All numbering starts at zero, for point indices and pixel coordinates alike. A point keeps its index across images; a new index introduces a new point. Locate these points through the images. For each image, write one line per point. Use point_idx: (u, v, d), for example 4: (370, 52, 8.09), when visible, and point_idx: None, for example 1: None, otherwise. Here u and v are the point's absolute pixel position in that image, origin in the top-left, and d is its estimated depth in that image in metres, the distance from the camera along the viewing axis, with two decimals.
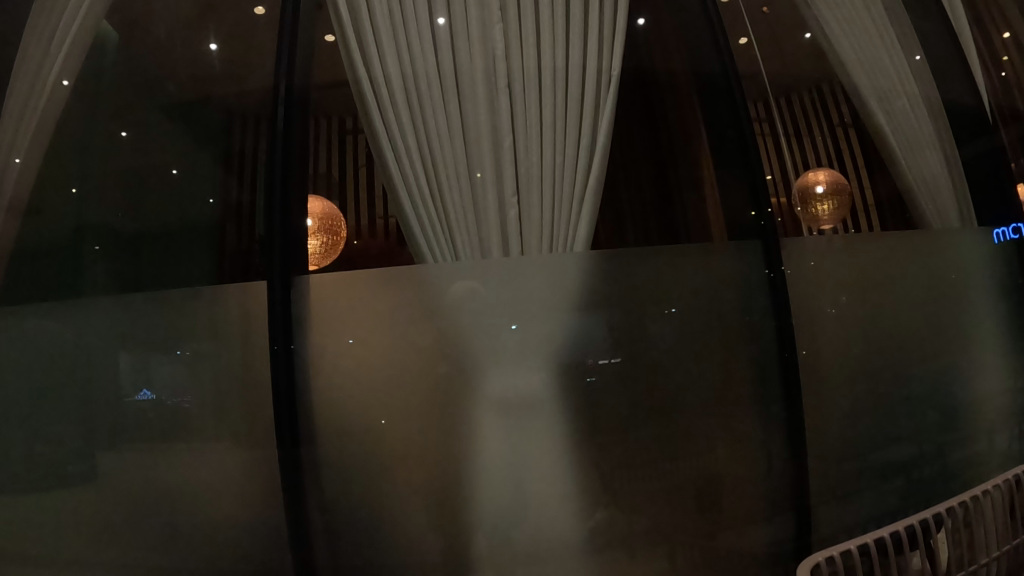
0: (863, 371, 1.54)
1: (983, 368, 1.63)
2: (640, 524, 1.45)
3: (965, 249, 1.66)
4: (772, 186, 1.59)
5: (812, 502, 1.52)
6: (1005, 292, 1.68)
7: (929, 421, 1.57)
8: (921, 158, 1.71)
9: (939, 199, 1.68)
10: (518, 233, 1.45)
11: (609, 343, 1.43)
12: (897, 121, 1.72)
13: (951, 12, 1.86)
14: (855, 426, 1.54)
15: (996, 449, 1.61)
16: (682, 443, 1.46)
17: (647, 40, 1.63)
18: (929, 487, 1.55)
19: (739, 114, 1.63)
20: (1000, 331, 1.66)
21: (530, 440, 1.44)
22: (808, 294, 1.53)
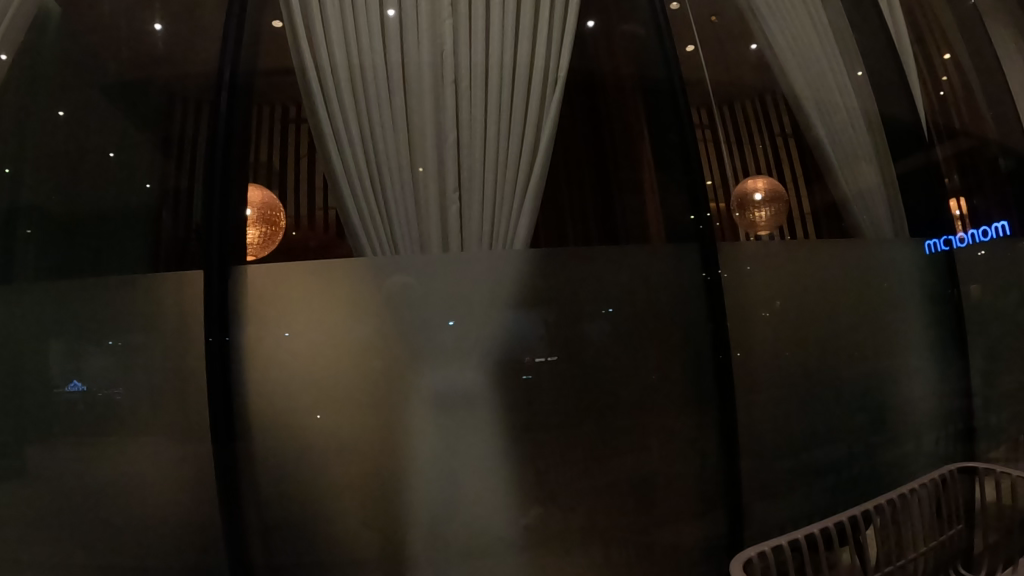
0: (792, 374, 1.56)
1: (913, 373, 1.67)
2: (577, 519, 1.46)
3: (896, 257, 1.71)
4: (712, 192, 1.60)
5: (745, 501, 1.54)
6: (935, 302, 1.73)
7: (857, 422, 1.61)
8: (857, 170, 1.76)
9: (872, 212, 1.73)
10: (458, 228, 1.45)
11: (549, 339, 1.44)
12: (835, 134, 1.77)
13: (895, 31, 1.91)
14: (790, 426, 1.56)
15: (924, 449, 1.66)
16: (615, 441, 1.47)
17: (594, 42, 1.65)
18: (857, 487, 1.59)
19: (684, 119, 1.64)
20: (930, 338, 1.71)
21: (467, 434, 1.43)
22: (743, 298, 1.54)
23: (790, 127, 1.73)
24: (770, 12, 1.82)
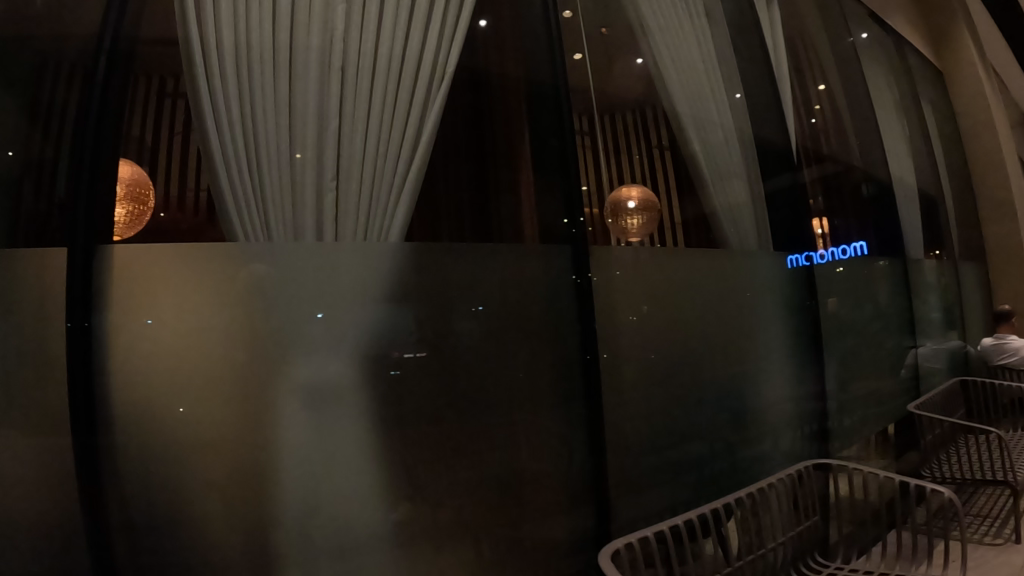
0: (650, 374, 1.67)
1: (770, 377, 1.91)
2: (446, 515, 1.43)
3: (762, 269, 1.93)
4: (587, 196, 1.67)
5: (611, 497, 1.60)
6: (791, 312, 1.99)
7: (720, 419, 1.78)
8: (728, 186, 1.92)
9: (741, 227, 1.92)
10: (334, 216, 1.41)
11: (416, 335, 1.43)
12: (710, 152, 1.92)
13: (776, 61, 2.16)
14: (650, 425, 1.66)
15: (779, 446, 1.91)
16: (483, 435, 1.48)
17: (486, 40, 1.66)
18: (717, 481, 1.77)
19: (566, 124, 1.68)
20: (784, 346, 1.96)
21: (336, 429, 1.36)
22: (612, 300, 1.63)
23: (667, 142, 1.84)
24: (660, 28, 1.90)
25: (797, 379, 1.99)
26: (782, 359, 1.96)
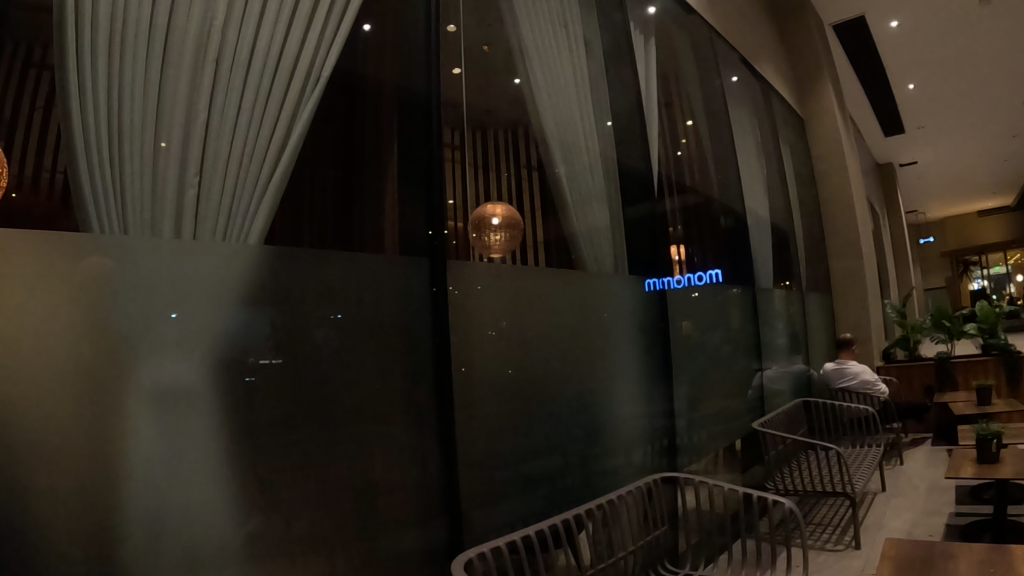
0: (504, 389, 1.71)
1: (619, 393, 2.05)
2: (300, 529, 1.27)
3: (615, 291, 2.10)
4: (450, 210, 1.73)
5: (466, 508, 1.60)
6: (640, 331, 2.18)
7: (574, 434, 1.88)
8: (589, 209, 2.12)
9: (600, 248, 2.09)
10: (196, 211, 1.23)
11: (269, 342, 1.27)
12: (574, 175, 2.08)
13: (645, 97, 2.45)
14: (501, 440, 1.69)
15: (628, 459, 2.05)
16: (336, 446, 1.36)
17: (370, 45, 1.63)
18: (568, 494, 1.83)
19: (436, 139, 1.74)
20: (633, 363, 2.13)
21: (195, 448, 1.12)
22: (469, 312, 1.66)
23: (534, 164, 2.02)
24: (537, 53, 2.04)
25: (638, 397, 2.13)
26: (625, 380, 2.08)
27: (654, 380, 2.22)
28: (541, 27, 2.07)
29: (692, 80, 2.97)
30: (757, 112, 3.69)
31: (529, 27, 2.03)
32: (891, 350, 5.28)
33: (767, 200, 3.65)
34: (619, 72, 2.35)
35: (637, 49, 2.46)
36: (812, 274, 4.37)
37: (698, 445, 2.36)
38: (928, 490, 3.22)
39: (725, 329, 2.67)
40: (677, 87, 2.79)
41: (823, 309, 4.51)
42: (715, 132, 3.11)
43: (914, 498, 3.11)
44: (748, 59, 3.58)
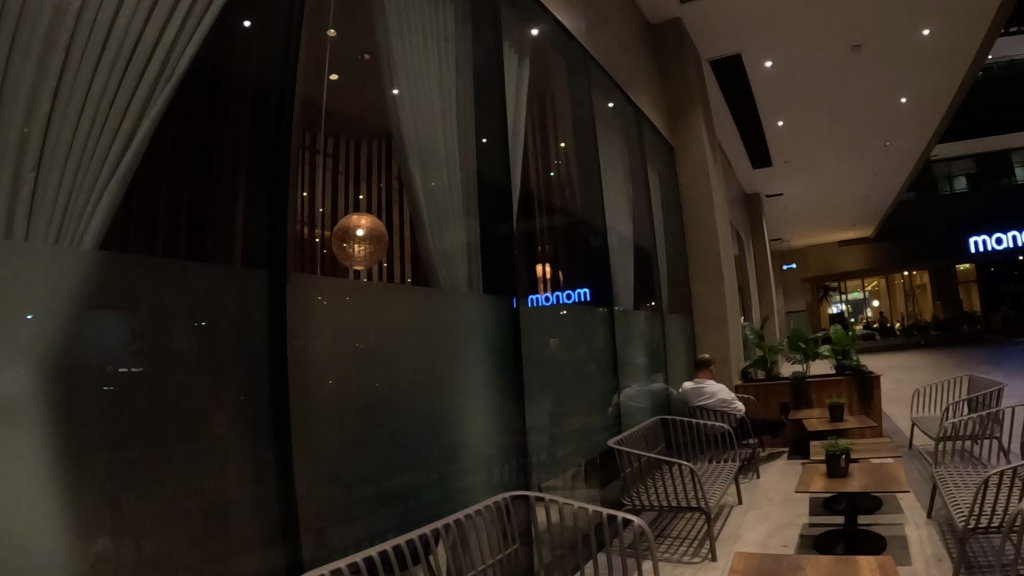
0: (351, 406, 1.59)
1: (469, 411, 2.02)
2: (150, 549, 1.11)
3: (469, 309, 2.10)
4: (326, 219, 1.86)
5: (323, 524, 1.47)
6: (493, 350, 2.20)
7: (425, 452, 1.82)
8: (446, 227, 2.11)
9: (456, 271, 2.08)
10: (29, 206, 1.01)
11: (128, 347, 1.14)
12: (432, 190, 2.06)
13: (514, 117, 2.54)
14: (348, 458, 1.56)
15: (476, 478, 2.04)
16: (190, 462, 1.21)
17: (254, 45, 1.56)
18: (415, 513, 1.77)
19: (282, 139, 1.62)
20: (486, 381, 2.14)
21: (17, 480, 0.94)
22: (310, 327, 1.51)
23: (394, 177, 2.04)
24: (405, 68, 2.03)
25: (490, 419, 2.14)
26: (477, 402, 2.08)
27: (506, 401, 2.23)
28: (415, 44, 2.07)
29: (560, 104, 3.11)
30: (626, 137, 3.92)
31: (400, 41, 2.01)
32: (750, 369, 5.53)
33: (631, 223, 3.86)
34: (485, 92, 2.39)
35: (508, 71, 2.51)
36: (675, 297, 4.62)
37: (545, 467, 2.40)
38: (783, 501, 3.39)
39: (587, 346, 2.84)
40: (546, 110, 2.90)
41: (684, 330, 4.75)
42: (580, 156, 3.24)
43: (770, 509, 3.26)
44: (625, 88, 3.91)
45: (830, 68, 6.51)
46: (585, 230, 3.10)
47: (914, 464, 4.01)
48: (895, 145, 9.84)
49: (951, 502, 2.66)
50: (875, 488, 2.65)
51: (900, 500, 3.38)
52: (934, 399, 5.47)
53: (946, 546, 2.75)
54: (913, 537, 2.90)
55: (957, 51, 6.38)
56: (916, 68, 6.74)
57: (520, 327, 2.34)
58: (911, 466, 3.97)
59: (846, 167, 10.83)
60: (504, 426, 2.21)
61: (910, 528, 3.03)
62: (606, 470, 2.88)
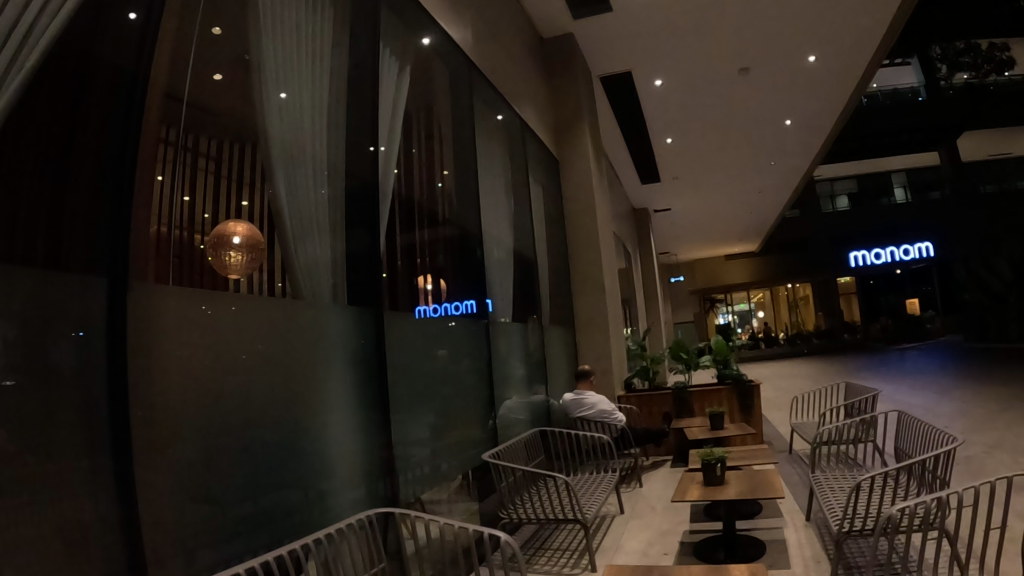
0: (205, 420, 1.49)
1: (332, 423, 1.97)
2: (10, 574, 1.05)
3: (332, 318, 2.05)
4: (202, 222, 1.72)
5: (193, 545, 1.44)
6: (356, 361, 2.16)
7: (288, 465, 1.76)
8: (308, 242, 2.01)
9: (319, 282, 2.02)
10: None
11: (5, 356, 1.11)
12: (292, 197, 1.97)
13: (388, 119, 2.59)
14: (201, 474, 1.47)
15: (340, 493, 1.99)
16: (46, 477, 1.14)
17: (139, 39, 1.49)
18: (277, 532, 1.70)
19: (133, 128, 1.47)
20: (350, 393, 2.09)
21: None
22: (150, 330, 1.41)
23: (252, 179, 1.86)
24: (274, 67, 1.95)
25: (353, 429, 2.09)
26: (340, 412, 2.03)
27: (370, 409, 2.20)
28: (286, 46, 2.02)
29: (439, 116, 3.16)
30: (507, 149, 4.03)
31: (270, 41, 1.95)
32: (633, 380, 5.63)
33: (510, 233, 3.95)
34: (361, 99, 2.39)
35: (384, 79, 2.57)
36: (557, 309, 4.72)
37: (408, 478, 2.42)
38: (664, 510, 3.48)
39: (469, 360, 3.06)
40: (422, 121, 2.94)
41: (565, 340, 4.85)
42: (457, 167, 3.29)
43: (650, 518, 3.35)
44: (509, 99, 4.07)
45: (719, 86, 6.83)
46: (456, 240, 3.14)
47: (794, 470, 4.13)
48: (776, 163, 10.43)
49: (827, 505, 2.70)
50: (749, 495, 2.75)
51: (776, 505, 3.51)
52: (809, 408, 5.76)
53: (825, 548, 2.78)
54: (793, 540, 2.93)
55: (835, 75, 6.88)
56: (796, 91, 7.23)
57: (384, 334, 2.31)
58: (790, 471, 4.10)
59: (731, 183, 11.38)
60: (368, 435, 2.17)
61: (790, 532, 3.05)
62: (483, 485, 3.09)
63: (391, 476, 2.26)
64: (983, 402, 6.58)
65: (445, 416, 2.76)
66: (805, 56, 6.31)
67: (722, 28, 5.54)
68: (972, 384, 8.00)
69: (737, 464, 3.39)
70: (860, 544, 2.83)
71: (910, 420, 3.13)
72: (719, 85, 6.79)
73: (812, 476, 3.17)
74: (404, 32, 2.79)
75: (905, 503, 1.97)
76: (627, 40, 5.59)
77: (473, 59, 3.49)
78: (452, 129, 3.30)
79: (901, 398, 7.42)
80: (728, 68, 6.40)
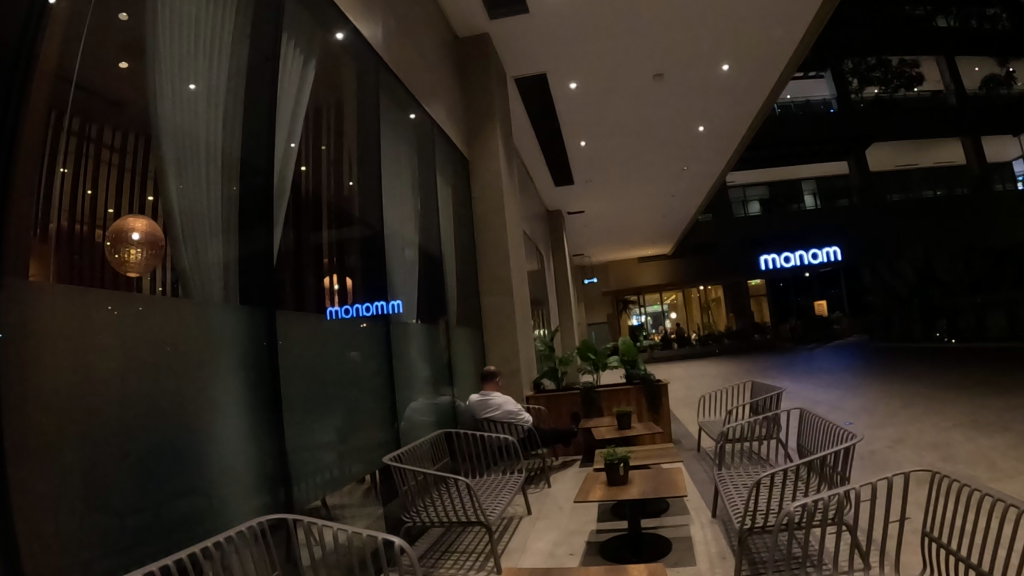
0: (93, 423, 1.44)
1: (222, 427, 1.92)
2: None
3: (222, 319, 2.00)
4: (104, 218, 1.60)
5: (90, 555, 1.40)
6: (248, 364, 2.11)
7: (178, 471, 1.70)
8: (202, 242, 1.96)
9: (211, 284, 1.96)
10: None
11: None
12: (186, 194, 1.90)
13: (293, 114, 2.57)
14: (87, 479, 1.40)
15: (232, 498, 1.94)
16: None
17: (28, 21, 1.40)
18: (167, 539, 1.64)
19: (19, 114, 1.37)
20: (242, 395, 2.05)
21: None
22: (34, 330, 1.33)
23: (152, 173, 1.76)
24: (171, 58, 1.88)
25: (246, 434, 2.04)
26: (232, 415, 1.98)
27: (264, 414, 2.15)
28: (184, 34, 1.95)
29: (345, 114, 3.12)
30: (416, 149, 4.02)
31: (169, 29, 1.88)
32: (542, 380, 5.67)
33: (417, 233, 3.93)
34: (262, 94, 2.33)
35: (285, 74, 2.52)
36: (465, 310, 4.73)
37: (311, 482, 2.39)
38: (571, 510, 3.52)
39: (376, 362, 3.07)
40: (328, 119, 2.90)
41: (473, 340, 4.86)
42: (363, 166, 3.26)
43: (557, 519, 3.38)
44: (421, 101, 4.07)
45: (637, 94, 7.02)
46: (359, 240, 3.11)
47: (701, 467, 4.24)
48: (689, 168, 10.72)
49: (730, 503, 2.78)
50: (652, 494, 2.81)
51: (681, 502, 3.59)
52: (715, 407, 5.94)
53: (730, 543, 2.86)
54: (699, 537, 2.99)
55: (754, 84, 7.10)
56: (715, 98, 7.43)
57: (277, 337, 2.28)
58: (698, 469, 4.21)
59: (646, 186, 11.64)
60: (262, 440, 2.12)
61: (696, 528, 3.12)
62: (387, 488, 3.08)
63: (287, 483, 2.22)
64: (878, 399, 6.92)
65: (348, 418, 2.73)
66: (720, 65, 6.50)
67: (638, 35, 5.66)
68: (869, 382, 8.41)
69: (646, 463, 3.45)
70: (764, 538, 2.91)
71: (811, 418, 3.24)
72: (636, 90, 6.92)
73: (718, 474, 3.25)
74: (308, 28, 2.75)
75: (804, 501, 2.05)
76: (543, 44, 5.65)
77: (382, 58, 3.47)
78: (358, 127, 3.27)
79: (802, 396, 7.73)
80: (644, 74, 6.53)
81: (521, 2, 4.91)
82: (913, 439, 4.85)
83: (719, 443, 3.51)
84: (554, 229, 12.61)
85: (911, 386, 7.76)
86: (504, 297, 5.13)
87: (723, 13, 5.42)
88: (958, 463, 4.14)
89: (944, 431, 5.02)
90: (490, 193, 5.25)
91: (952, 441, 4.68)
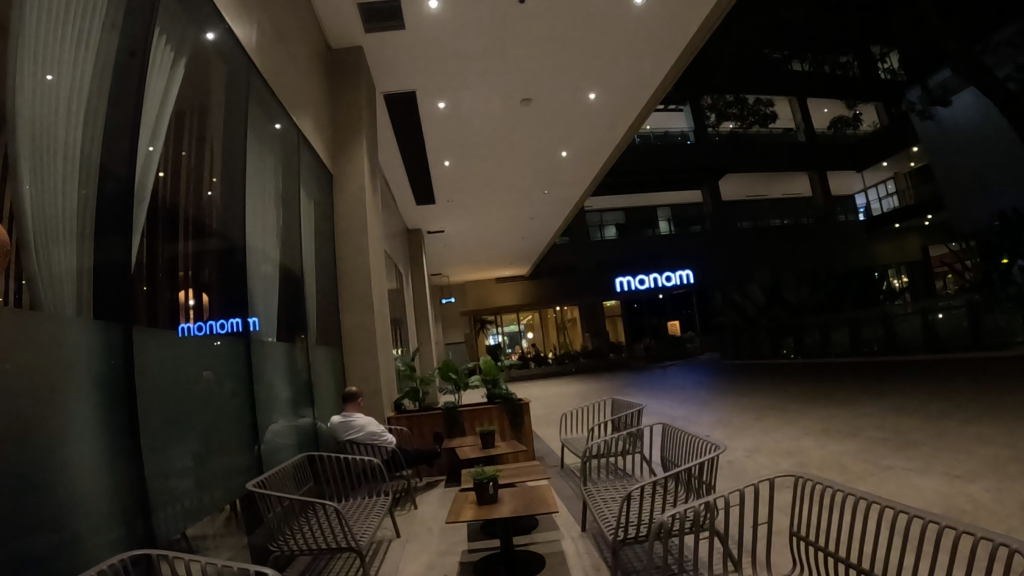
0: None
1: (75, 456, 1.74)
2: None
3: (75, 335, 1.81)
4: None
5: None
6: (101, 385, 1.91)
7: (29, 503, 1.52)
8: (55, 249, 1.77)
9: (63, 294, 1.79)
10: None
11: None
12: (39, 194, 1.72)
13: (158, 117, 2.41)
14: None
15: (91, 532, 1.77)
16: None
17: None
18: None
19: None
20: (96, 420, 1.86)
21: None
22: None
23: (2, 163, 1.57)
24: (32, 47, 1.71)
25: (102, 463, 1.86)
26: (83, 442, 1.79)
27: (120, 442, 1.97)
28: (48, 21, 1.78)
29: (210, 119, 2.95)
30: (280, 159, 3.87)
31: (33, 17, 1.71)
32: (402, 400, 5.56)
33: (277, 248, 3.76)
34: (127, 93, 2.17)
35: (153, 72, 2.36)
36: (324, 329, 4.57)
37: (170, 513, 2.21)
38: (440, 531, 3.50)
39: (233, 382, 2.88)
40: (191, 123, 2.72)
41: (332, 360, 4.71)
42: (227, 174, 3.10)
43: (427, 540, 3.36)
44: (289, 110, 3.95)
45: (506, 117, 7.17)
46: (217, 255, 2.94)
47: (566, 484, 4.32)
48: (549, 192, 11.02)
49: (601, 515, 2.83)
50: (524, 511, 2.81)
51: (550, 518, 3.64)
52: (577, 425, 6.05)
53: (603, 556, 2.92)
54: (570, 551, 3.04)
55: (619, 112, 7.41)
56: (578, 126, 7.71)
57: (135, 356, 2.10)
58: (564, 485, 4.28)
59: (506, 209, 11.87)
60: (118, 470, 1.94)
61: (566, 543, 3.17)
62: (251, 516, 2.93)
63: (146, 512, 2.05)
64: (731, 413, 7.32)
65: (206, 441, 2.56)
66: (586, 93, 6.73)
67: (510, 60, 5.79)
68: (720, 398, 8.88)
69: (512, 481, 3.46)
70: (634, 549, 3.00)
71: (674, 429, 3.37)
72: (501, 113, 7.03)
73: (585, 488, 3.32)
74: (181, 25, 2.61)
75: (676, 509, 2.06)
76: (416, 61, 5.65)
77: (252, 63, 3.34)
78: (224, 135, 3.10)
79: (660, 412, 8.03)
80: (512, 97, 6.65)
81: (396, 16, 4.89)
82: (766, 448, 5.18)
83: (585, 458, 3.57)
84: (411, 247, 12.66)
85: (759, 400, 8.24)
86: (366, 315, 5.01)
87: (592, 45, 5.67)
88: (813, 468, 4.47)
89: (796, 439, 5.40)
90: (354, 208, 5.14)
91: (804, 448, 5.04)
